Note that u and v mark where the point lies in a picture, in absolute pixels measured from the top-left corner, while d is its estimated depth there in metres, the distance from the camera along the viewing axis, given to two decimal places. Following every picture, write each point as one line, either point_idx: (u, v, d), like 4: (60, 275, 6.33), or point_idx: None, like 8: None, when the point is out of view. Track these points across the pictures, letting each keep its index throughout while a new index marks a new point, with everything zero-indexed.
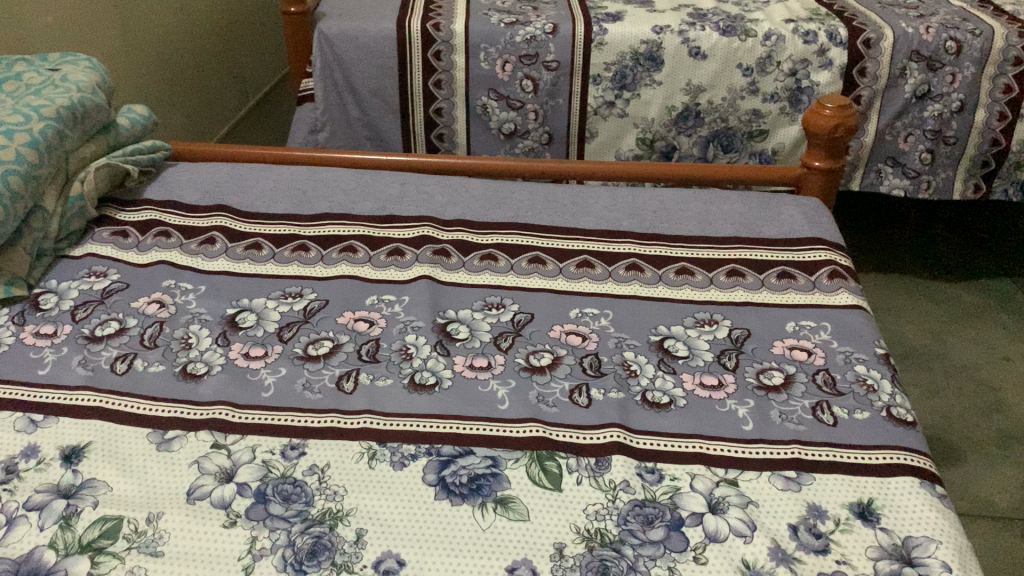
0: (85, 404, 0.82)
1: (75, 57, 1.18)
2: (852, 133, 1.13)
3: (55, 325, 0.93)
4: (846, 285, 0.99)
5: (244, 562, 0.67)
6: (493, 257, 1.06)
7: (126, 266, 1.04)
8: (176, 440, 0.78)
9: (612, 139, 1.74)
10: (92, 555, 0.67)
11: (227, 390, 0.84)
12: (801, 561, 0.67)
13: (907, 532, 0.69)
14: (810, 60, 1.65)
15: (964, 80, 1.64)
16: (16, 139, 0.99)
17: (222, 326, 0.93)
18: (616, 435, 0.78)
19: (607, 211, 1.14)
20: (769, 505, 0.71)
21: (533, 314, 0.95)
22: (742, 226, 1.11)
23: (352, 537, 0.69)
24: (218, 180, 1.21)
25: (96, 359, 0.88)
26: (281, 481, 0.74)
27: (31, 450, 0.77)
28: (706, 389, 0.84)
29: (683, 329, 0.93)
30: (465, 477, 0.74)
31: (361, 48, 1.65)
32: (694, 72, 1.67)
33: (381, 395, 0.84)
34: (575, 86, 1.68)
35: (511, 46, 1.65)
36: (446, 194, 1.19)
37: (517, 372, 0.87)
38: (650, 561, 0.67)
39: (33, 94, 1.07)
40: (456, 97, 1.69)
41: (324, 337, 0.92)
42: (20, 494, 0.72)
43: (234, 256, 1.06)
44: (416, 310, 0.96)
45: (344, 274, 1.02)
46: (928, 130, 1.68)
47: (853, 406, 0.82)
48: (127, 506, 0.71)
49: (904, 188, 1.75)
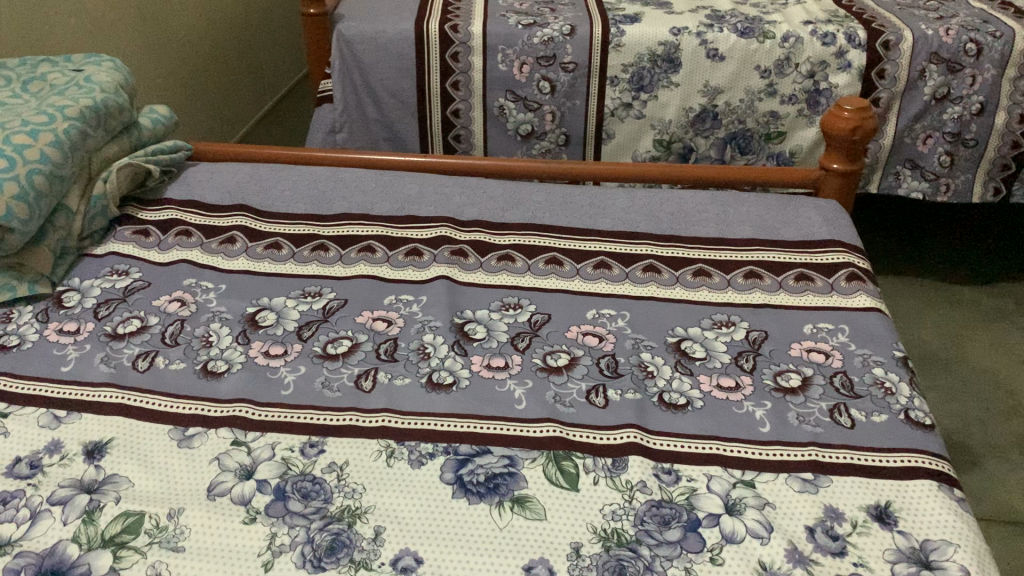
0: (108, 400, 0.83)
1: (99, 57, 1.19)
2: (870, 136, 1.13)
3: (78, 323, 0.94)
4: (865, 288, 0.98)
5: (264, 558, 0.67)
6: (510, 257, 1.06)
7: (148, 265, 1.05)
8: (197, 437, 0.79)
9: (629, 141, 1.74)
10: (114, 549, 0.68)
11: (247, 389, 0.85)
12: (819, 563, 0.67)
13: (925, 536, 0.69)
14: (828, 62, 1.65)
15: (984, 81, 1.63)
16: (40, 138, 1.00)
17: (242, 324, 0.94)
18: (634, 436, 0.79)
19: (624, 212, 1.15)
20: (786, 506, 0.71)
21: (550, 315, 0.96)
22: (760, 228, 1.11)
23: (370, 534, 0.70)
24: (238, 179, 1.22)
25: (119, 356, 0.89)
26: (301, 478, 0.75)
27: (54, 445, 0.78)
28: (723, 391, 0.84)
29: (700, 331, 0.93)
30: (482, 475, 0.75)
31: (379, 49, 1.66)
32: (711, 74, 1.67)
33: (399, 394, 0.84)
34: (593, 88, 1.69)
35: (529, 47, 1.65)
36: (464, 195, 1.19)
37: (534, 372, 0.87)
38: (667, 561, 0.67)
39: (57, 95, 1.08)
40: (473, 98, 1.70)
41: (343, 335, 0.92)
42: (44, 489, 0.73)
43: (254, 255, 1.07)
44: (434, 310, 0.96)
45: (363, 273, 1.03)
46: (947, 133, 1.67)
47: (871, 408, 0.82)
48: (149, 501, 0.72)
49: (922, 190, 1.74)
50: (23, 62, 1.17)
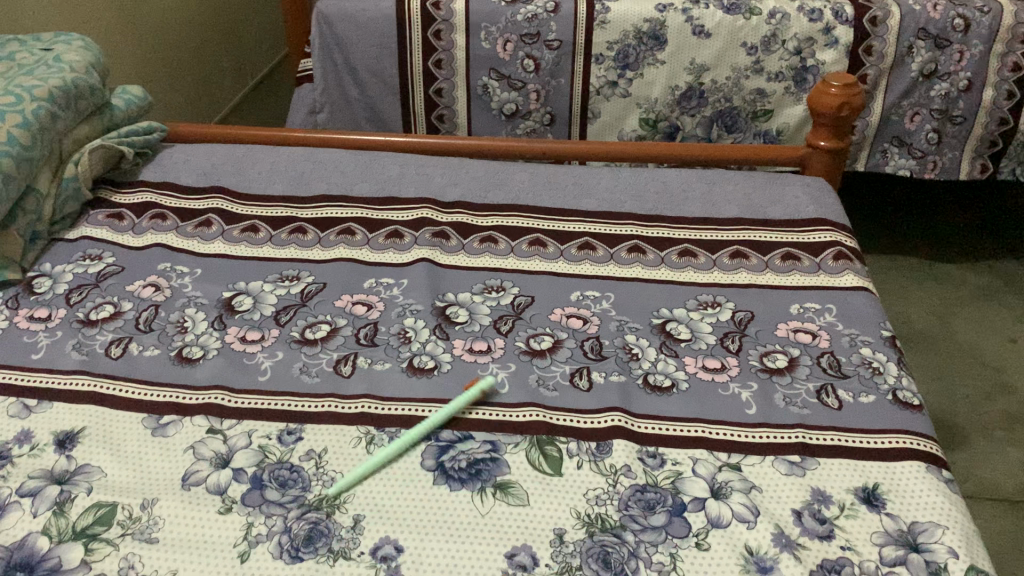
0: (81, 388, 0.81)
1: (69, 36, 1.16)
2: (858, 112, 1.12)
3: (49, 309, 0.92)
4: (852, 267, 0.97)
5: (240, 549, 0.66)
6: (493, 239, 1.04)
7: (122, 249, 1.03)
8: (171, 425, 0.77)
9: (615, 120, 1.70)
10: (85, 542, 0.66)
11: (223, 374, 0.83)
12: (805, 548, 0.66)
13: (914, 518, 0.68)
14: (815, 38, 1.60)
15: (971, 58, 1.61)
16: (7, 120, 0.98)
17: (218, 309, 0.92)
18: (618, 419, 0.77)
19: (609, 192, 1.13)
20: (772, 490, 0.70)
21: (533, 297, 0.94)
22: (747, 207, 1.09)
23: (349, 522, 0.68)
24: (215, 161, 1.20)
25: (91, 343, 0.87)
26: (278, 466, 0.73)
27: (24, 435, 0.76)
28: (708, 372, 0.83)
29: (686, 312, 0.92)
30: (464, 461, 0.74)
31: (360, 28, 1.62)
32: (697, 51, 1.62)
33: (379, 379, 0.83)
34: (578, 66, 1.64)
35: (512, 25, 1.61)
36: (446, 175, 1.17)
37: (517, 356, 0.85)
38: (652, 547, 0.66)
39: (25, 75, 1.05)
40: (456, 77, 1.66)
41: (322, 320, 0.90)
42: (13, 481, 0.72)
43: (231, 238, 1.04)
44: (415, 293, 0.94)
45: (342, 256, 1.01)
46: (934, 109, 1.66)
47: (858, 389, 0.81)
48: (122, 492, 0.70)
49: (909, 168, 1.72)
50: None
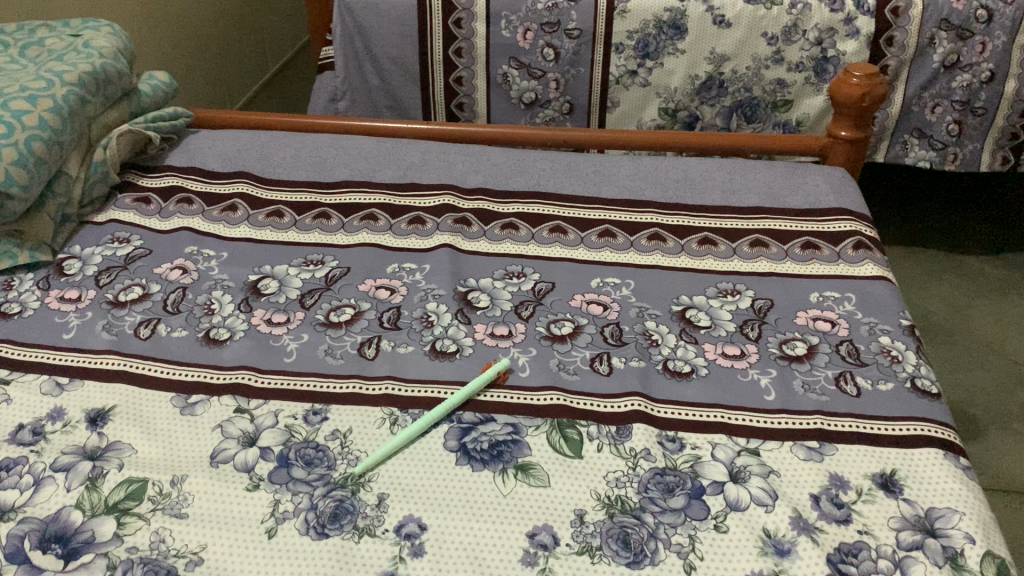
0: (110, 367, 0.83)
1: (97, 22, 1.18)
2: (880, 102, 1.11)
3: (79, 290, 0.94)
4: (872, 256, 0.98)
5: (267, 525, 0.67)
6: (514, 226, 1.05)
7: (149, 232, 1.04)
8: (200, 404, 0.79)
9: (634, 109, 1.68)
10: (117, 516, 0.68)
11: (250, 355, 0.84)
12: (823, 531, 0.67)
13: (930, 503, 0.68)
14: (837, 28, 1.57)
15: (994, 49, 1.58)
16: (39, 104, 1.00)
17: (245, 292, 0.94)
18: (637, 403, 0.78)
19: (629, 180, 1.13)
20: (791, 474, 0.71)
21: (554, 283, 0.95)
22: (766, 196, 1.09)
23: (374, 500, 0.70)
24: (241, 146, 1.21)
25: (120, 323, 0.89)
26: (304, 445, 0.74)
27: (56, 413, 0.78)
28: (727, 359, 0.84)
29: (705, 299, 0.92)
30: (486, 443, 0.75)
31: (381, 16, 1.63)
32: (718, 41, 1.59)
33: (402, 361, 0.84)
34: (597, 55, 1.62)
35: (533, 14, 1.60)
36: (468, 162, 1.18)
37: (538, 341, 0.86)
38: (671, 529, 0.67)
39: (56, 60, 1.07)
40: (476, 66, 1.65)
41: (347, 303, 0.92)
42: (47, 456, 0.74)
43: (256, 223, 1.06)
44: (437, 278, 0.96)
45: (366, 241, 1.02)
46: (956, 101, 1.63)
47: (877, 376, 0.81)
48: (151, 468, 0.72)
49: (929, 160, 1.70)
50: (21, 28, 1.17)
